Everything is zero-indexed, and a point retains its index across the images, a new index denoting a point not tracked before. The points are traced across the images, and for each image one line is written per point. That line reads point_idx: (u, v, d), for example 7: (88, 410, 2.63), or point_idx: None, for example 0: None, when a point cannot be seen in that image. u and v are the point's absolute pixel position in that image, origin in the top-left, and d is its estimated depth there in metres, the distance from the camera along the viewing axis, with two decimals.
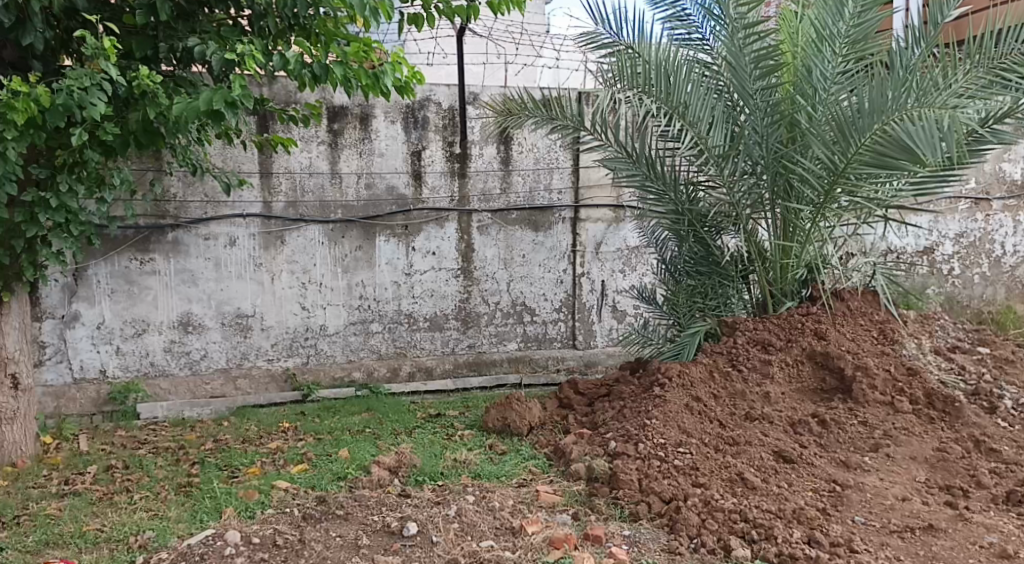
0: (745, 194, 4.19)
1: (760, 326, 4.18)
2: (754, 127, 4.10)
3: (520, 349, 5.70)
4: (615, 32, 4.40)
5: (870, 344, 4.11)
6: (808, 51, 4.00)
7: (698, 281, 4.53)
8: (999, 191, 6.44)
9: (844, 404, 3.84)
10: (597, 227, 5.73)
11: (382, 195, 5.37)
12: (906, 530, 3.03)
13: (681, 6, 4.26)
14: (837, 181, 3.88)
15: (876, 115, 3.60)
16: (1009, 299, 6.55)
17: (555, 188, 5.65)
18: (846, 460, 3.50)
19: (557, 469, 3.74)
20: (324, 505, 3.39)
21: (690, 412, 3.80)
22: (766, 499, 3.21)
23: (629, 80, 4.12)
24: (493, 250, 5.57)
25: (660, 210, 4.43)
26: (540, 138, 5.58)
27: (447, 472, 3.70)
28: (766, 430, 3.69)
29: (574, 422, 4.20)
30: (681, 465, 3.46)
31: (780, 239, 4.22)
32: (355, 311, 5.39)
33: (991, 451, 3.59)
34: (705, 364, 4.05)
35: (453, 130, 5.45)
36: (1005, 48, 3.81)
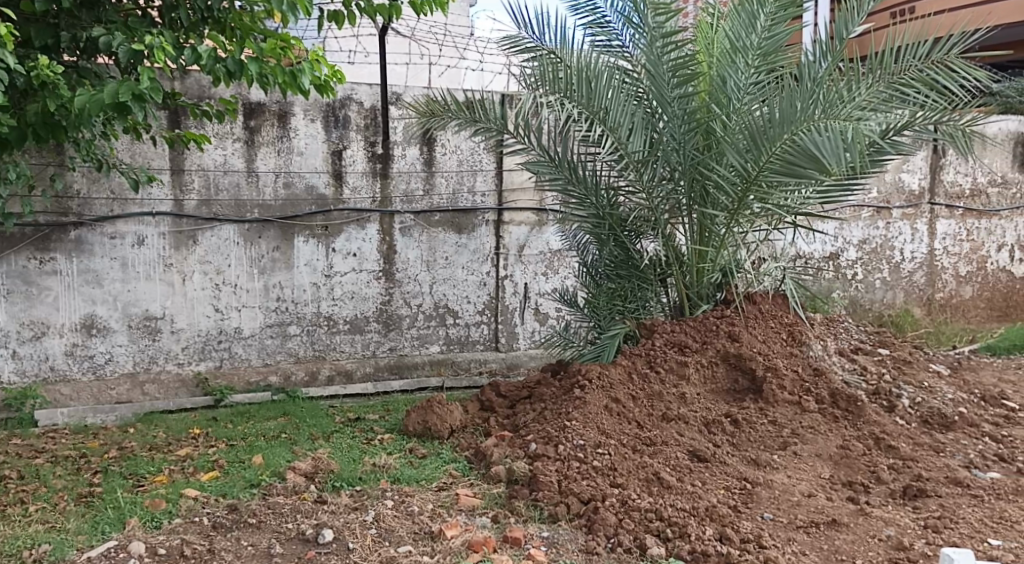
0: (662, 200, 4.29)
1: (677, 328, 4.26)
2: (672, 134, 4.19)
3: (442, 352, 5.68)
4: (538, 36, 4.44)
5: (779, 345, 4.26)
6: (722, 61, 4.13)
7: (618, 284, 4.59)
8: (898, 200, 6.75)
9: (755, 404, 3.97)
10: (520, 230, 5.76)
11: (301, 195, 5.27)
12: (811, 525, 3.13)
13: (601, 13, 4.35)
14: (750, 188, 3.99)
15: (786, 125, 3.72)
16: (907, 303, 6.90)
17: (477, 191, 5.65)
18: (757, 458, 3.61)
19: (477, 472, 3.74)
20: (235, 513, 3.30)
21: (609, 413, 3.86)
22: (681, 498, 3.28)
23: (552, 84, 4.17)
24: (415, 252, 5.53)
25: (581, 214, 4.52)
26: (463, 140, 5.57)
27: (365, 477, 3.64)
28: (682, 431, 3.78)
29: (495, 424, 4.20)
30: (599, 466, 3.50)
31: (695, 244, 4.32)
32: (271, 313, 5.28)
33: (889, 447, 3.76)
34: (624, 366, 4.11)
35: (375, 130, 5.39)
36: (903, 64, 4.00)
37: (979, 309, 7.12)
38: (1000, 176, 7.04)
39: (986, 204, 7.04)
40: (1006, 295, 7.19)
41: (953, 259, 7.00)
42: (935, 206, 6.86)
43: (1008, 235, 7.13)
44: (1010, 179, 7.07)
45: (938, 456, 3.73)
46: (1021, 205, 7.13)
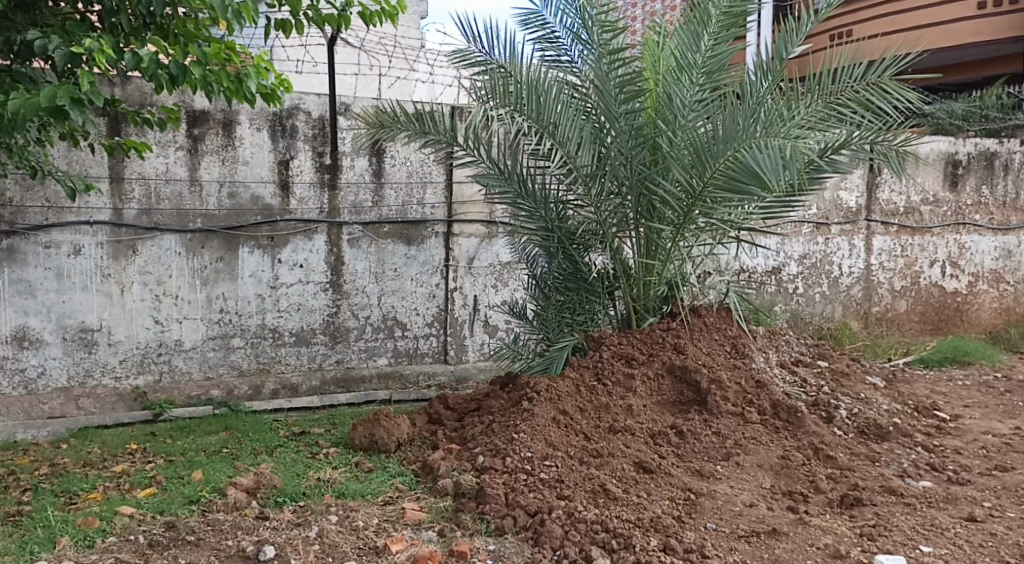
0: (611, 213, 4.33)
1: (624, 340, 4.31)
2: (620, 149, 4.23)
3: (390, 365, 5.63)
4: (487, 50, 4.47)
5: (723, 358, 4.35)
6: (668, 79, 4.21)
7: (567, 297, 4.61)
8: (837, 217, 6.95)
9: (700, 415, 4.02)
10: (470, 242, 5.77)
11: (246, 205, 5.20)
12: (753, 534, 3.18)
13: (551, 28, 4.39)
14: (695, 203, 4.06)
15: (729, 143, 3.80)
16: (846, 316, 7.09)
17: (427, 203, 5.64)
18: (701, 469, 3.66)
19: (424, 485, 3.72)
20: (173, 531, 3.22)
21: (556, 425, 3.88)
22: (626, 509, 3.30)
23: (501, 98, 4.21)
24: (364, 263, 5.49)
25: (531, 227, 4.55)
26: (413, 152, 5.56)
27: (309, 492, 3.60)
28: (629, 442, 3.81)
29: (442, 436, 4.18)
30: (546, 478, 3.51)
31: (643, 257, 4.38)
32: (214, 325, 5.18)
33: (827, 457, 3.86)
34: (572, 379, 4.14)
35: (323, 140, 5.35)
36: (841, 84, 4.17)
37: (913, 323, 7.35)
38: (932, 195, 7.30)
39: (920, 221, 7.28)
40: (938, 310, 7.44)
41: (889, 274, 7.22)
42: (872, 222, 7.07)
43: (940, 252, 7.38)
44: (942, 198, 7.34)
45: (873, 466, 3.84)
46: (952, 222, 7.39)
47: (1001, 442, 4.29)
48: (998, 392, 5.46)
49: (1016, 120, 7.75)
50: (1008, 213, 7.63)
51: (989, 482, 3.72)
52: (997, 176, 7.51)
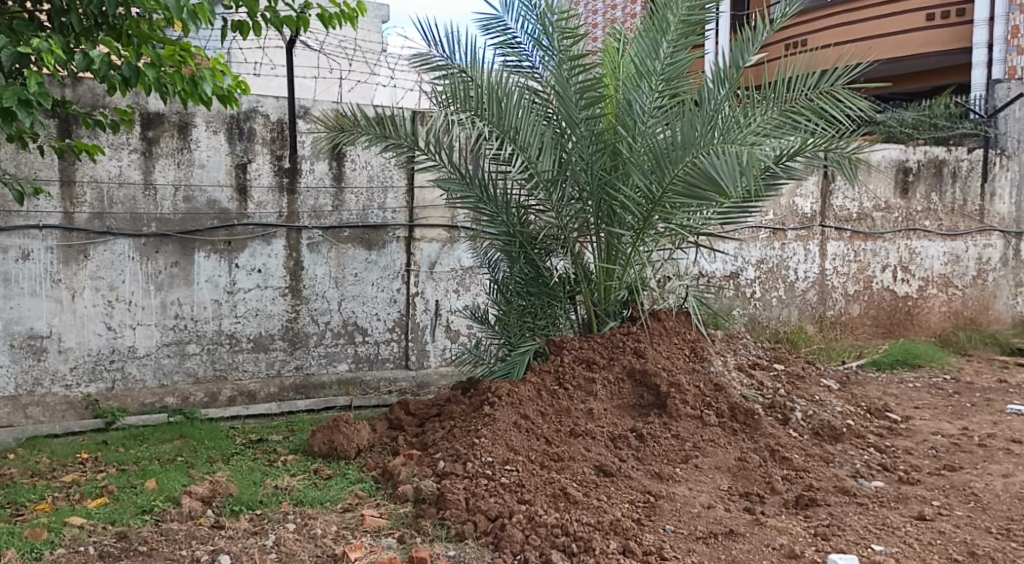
0: (572, 218, 4.35)
1: (585, 345, 4.33)
2: (580, 154, 4.26)
3: (351, 371, 5.58)
4: (448, 55, 4.47)
5: (682, 361, 4.39)
6: (628, 85, 4.25)
7: (528, 302, 4.63)
8: (792, 223, 7.06)
9: (659, 419, 4.06)
10: (431, 247, 5.75)
11: (202, 209, 5.12)
12: (710, 535, 3.19)
13: (511, 34, 4.45)
14: (654, 209, 4.09)
15: (687, 150, 3.85)
16: (801, 320, 7.21)
17: (388, 207, 5.62)
18: (660, 472, 3.68)
19: (384, 492, 3.69)
20: (124, 542, 3.15)
21: (518, 430, 3.88)
22: (586, 512, 3.30)
23: (462, 102, 4.22)
24: (323, 268, 5.44)
25: (492, 231, 4.55)
26: (373, 156, 5.53)
27: (266, 500, 3.55)
28: (589, 446, 3.82)
29: (403, 442, 4.16)
30: (507, 483, 3.51)
31: (603, 262, 4.39)
32: (168, 331, 5.09)
33: (783, 459, 3.92)
34: (533, 383, 4.14)
35: (282, 144, 5.30)
36: (795, 93, 4.23)
37: (866, 326, 7.50)
38: (884, 201, 7.47)
39: (872, 227, 7.44)
40: (890, 313, 7.61)
41: (843, 279, 7.36)
42: (826, 228, 7.21)
43: (892, 257, 7.56)
44: (893, 205, 7.52)
45: (827, 467, 3.91)
46: (903, 228, 7.58)
47: (949, 442, 4.40)
48: (947, 394, 5.60)
49: (963, 129, 7.99)
50: (956, 220, 7.87)
51: (938, 482, 3.82)
52: (945, 183, 7.76)
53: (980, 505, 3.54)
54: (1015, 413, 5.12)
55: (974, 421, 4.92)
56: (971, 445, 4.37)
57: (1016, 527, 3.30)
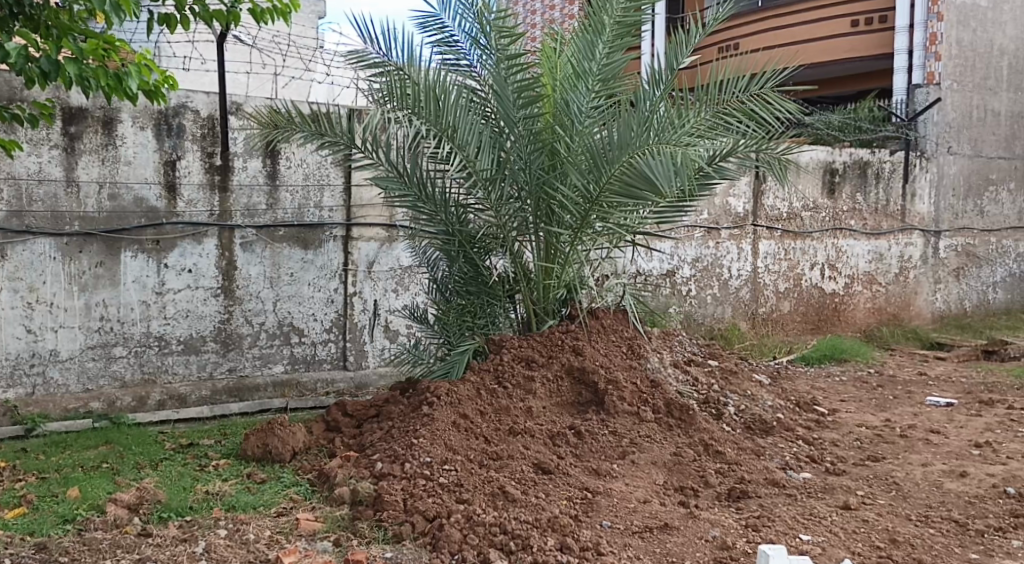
0: (510, 217, 4.35)
1: (524, 343, 4.34)
2: (519, 153, 4.27)
3: (287, 373, 5.47)
4: (384, 52, 4.42)
5: (620, 358, 4.44)
6: (565, 86, 4.27)
7: (467, 302, 4.61)
8: (726, 222, 7.21)
9: (597, 415, 4.10)
10: (370, 246, 5.70)
11: (129, 207, 4.96)
12: (646, 530, 3.23)
13: (449, 32, 4.44)
14: (592, 208, 4.13)
15: (624, 149, 3.89)
16: (735, 317, 7.37)
17: (325, 206, 5.55)
18: (597, 468, 3.71)
19: (320, 494, 3.63)
20: (44, 553, 3.03)
21: (456, 429, 3.86)
22: (524, 511, 3.29)
23: (399, 101, 4.18)
24: (258, 267, 5.33)
25: (431, 230, 4.51)
26: (309, 154, 5.45)
27: (196, 506, 3.46)
28: (528, 444, 3.83)
29: (340, 444, 4.10)
30: (445, 483, 3.49)
31: (542, 261, 4.40)
32: (93, 334, 4.92)
33: (716, 453, 4.00)
34: (472, 382, 4.14)
35: (213, 140, 5.18)
36: (728, 95, 4.34)
37: (796, 323, 7.71)
38: (812, 201, 7.69)
39: (801, 226, 7.65)
40: (818, 310, 7.83)
41: (774, 277, 7.55)
42: (758, 227, 7.38)
43: (820, 255, 7.78)
44: (821, 205, 7.75)
45: (758, 459, 4.01)
46: (830, 227, 7.82)
47: (873, 434, 4.55)
48: (871, 387, 5.80)
49: (886, 132, 8.36)
50: (879, 219, 8.16)
51: (862, 472, 3.95)
52: (870, 183, 8.03)
53: (902, 493, 3.67)
54: (933, 404, 5.33)
55: (896, 413, 5.10)
56: (894, 436, 4.53)
57: (935, 514, 3.44)
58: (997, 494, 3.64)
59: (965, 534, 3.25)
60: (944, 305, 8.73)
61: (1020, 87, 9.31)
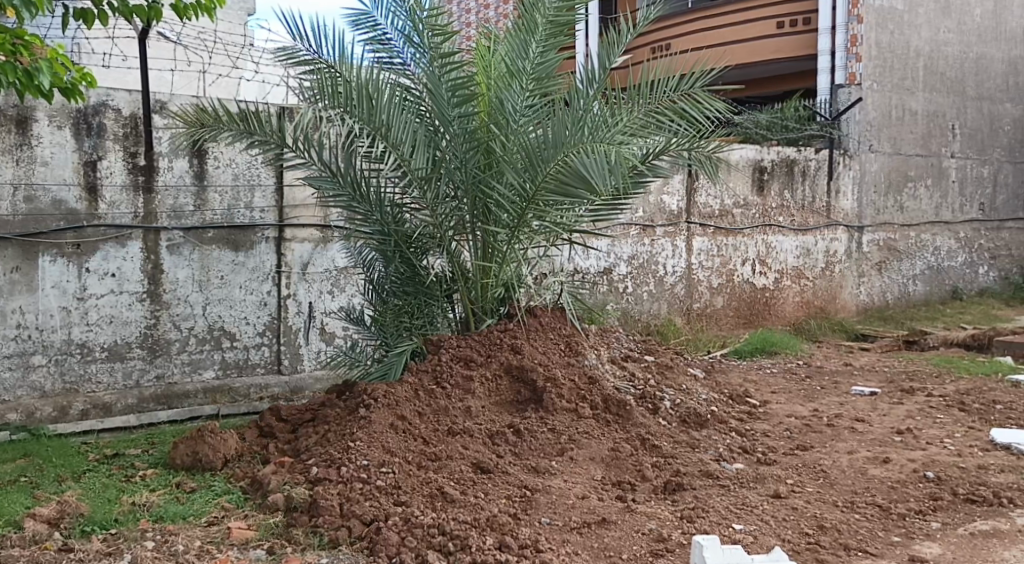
0: (447, 216, 4.31)
1: (463, 343, 4.32)
2: (454, 152, 4.24)
3: (218, 379, 5.32)
4: (315, 49, 4.35)
5: (558, 356, 4.46)
6: (499, 84, 4.27)
7: (405, 301, 4.58)
8: (661, 220, 7.30)
9: (536, 413, 4.10)
10: (304, 247, 5.60)
11: (46, 209, 4.77)
12: (584, 525, 3.24)
13: (381, 30, 4.38)
14: (529, 206, 4.13)
15: (559, 147, 3.91)
16: (671, 313, 7.47)
17: (256, 206, 5.43)
18: (537, 466, 3.71)
19: (253, 502, 3.55)
20: None
21: (394, 431, 3.82)
22: (463, 511, 3.27)
23: (331, 98, 4.08)
24: (186, 270, 5.18)
25: (367, 230, 4.44)
26: (238, 153, 5.33)
27: (121, 518, 3.35)
28: (467, 444, 3.81)
29: (275, 450, 4.01)
30: (383, 485, 3.45)
31: (480, 260, 4.38)
32: (10, 342, 4.71)
33: (653, 447, 4.05)
34: (410, 383, 4.10)
35: (136, 140, 5.02)
36: (660, 94, 4.39)
37: (729, 318, 7.87)
38: (742, 198, 7.86)
39: (733, 223, 7.80)
40: (750, 304, 8.00)
41: (708, 273, 7.69)
42: (691, 224, 7.51)
43: (751, 251, 7.96)
44: (751, 202, 7.92)
45: (693, 452, 4.07)
46: (760, 224, 8.00)
47: (802, 424, 4.67)
48: (800, 378, 5.95)
49: (811, 130, 8.59)
50: (806, 215, 8.39)
51: (792, 461, 4.04)
52: (797, 181, 8.25)
53: (829, 481, 3.77)
54: (858, 393, 5.50)
55: (824, 403, 5.25)
56: (821, 425, 4.66)
57: (860, 500, 3.55)
58: (918, 479, 3.78)
59: (889, 518, 3.37)
60: (868, 298, 9.03)
61: (935, 87, 9.70)
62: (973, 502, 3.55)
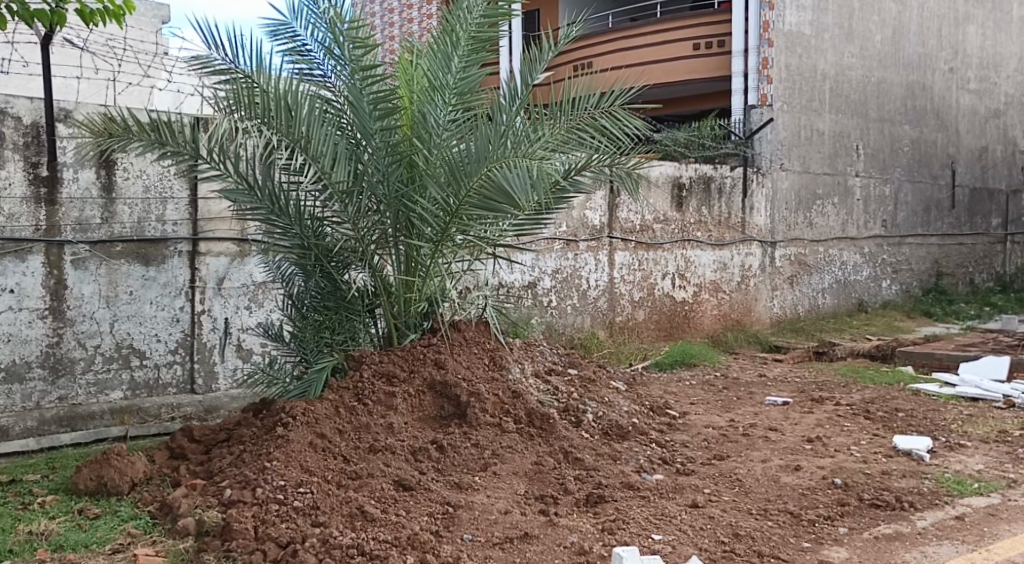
0: (369, 230, 4.24)
1: (385, 358, 4.25)
2: (376, 165, 4.17)
3: (126, 399, 5.10)
4: (231, 59, 4.23)
5: (482, 370, 4.43)
6: (422, 98, 4.23)
7: (325, 316, 4.48)
8: (584, 234, 7.37)
9: (460, 428, 4.06)
10: (219, 261, 5.44)
11: None
12: (506, 541, 3.21)
13: (301, 41, 4.32)
14: (452, 220, 4.11)
15: (482, 161, 3.91)
16: (594, 326, 7.55)
17: (168, 219, 5.25)
18: (460, 481, 3.68)
19: (162, 527, 3.39)
20: None
21: (313, 450, 3.73)
22: (383, 530, 3.21)
23: (248, 109, 3.97)
24: (91, 286, 4.96)
25: (286, 245, 4.33)
26: (149, 164, 5.15)
27: (16, 549, 3.16)
28: (388, 461, 3.74)
29: (186, 473, 3.85)
30: (300, 506, 3.35)
31: (403, 274, 4.32)
32: None
33: (576, 460, 4.07)
34: (330, 400, 4.01)
35: (38, 149, 4.78)
36: (581, 111, 4.46)
37: (650, 330, 8.00)
38: (662, 214, 8.01)
39: (653, 238, 7.95)
40: (670, 317, 8.16)
41: (629, 286, 7.80)
42: (613, 239, 7.61)
43: (671, 265, 8.12)
44: (670, 217, 8.09)
45: (615, 464, 4.10)
46: (679, 238, 8.17)
47: (718, 434, 4.77)
48: (717, 389, 6.09)
49: (726, 148, 8.84)
50: (723, 231, 8.62)
51: (709, 471, 4.12)
52: (713, 198, 8.47)
53: (744, 489, 3.85)
54: (772, 403, 5.66)
55: (740, 413, 5.38)
56: (737, 435, 4.77)
57: (773, 507, 3.63)
58: (827, 485, 3.89)
59: (800, 524, 3.45)
60: (781, 310, 9.32)
61: (841, 109, 10.14)
62: (878, 507, 3.68)
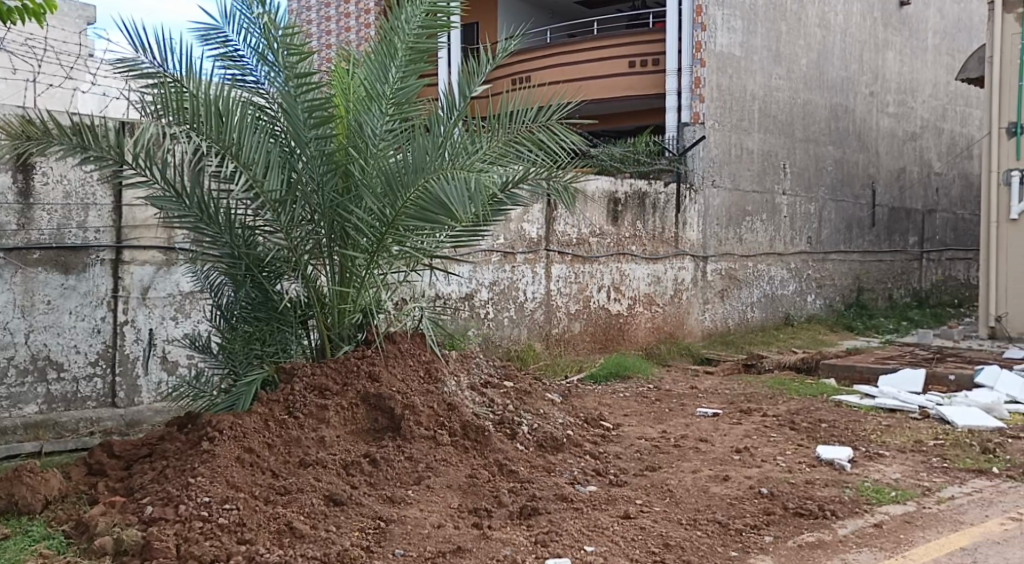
0: (303, 240, 4.15)
1: (317, 371, 4.16)
2: (310, 174, 4.08)
3: (41, 414, 4.86)
4: (160, 63, 4.11)
5: (416, 383, 4.37)
6: (358, 107, 4.18)
7: (256, 328, 4.37)
8: (521, 247, 7.39)
9: (393, 441, 4.00)
10: (144, 270, 5.27)
11: None
12: (438, 555, 3.15)
13: (233, 47, 4.24)
14: (388, 232, 4.06)
15: (418, 173, 3.88)
16: (530, 338, 7.55)
17: (90, 226, 5.06)
18: (392, 496, 3.62)
19: (76, 547, 3.24)
20: None
21: (240, 465, 3.62)
22: (312, 546, 3.13)
23: (176, 114, 3.83)
24: (5, 295, 4.73)
25: (215, 253, 4.20)
26: (70, 169, 4.96)
27: None
28: (319, 475, 3.65)
29: (104, 490, 3.69)
30: (225, 523, 3.24)
31: (337, 285, 4.23)
32: None
33: (510, 472, 4.04)
34: (259, 414, 3.90)
35: None
36: (519, 124, 4.45)
37: (585, 342, 8.04)
38: (598, 227, 8.09)
39: (589, 251, 8.02)
40: (605, 329, 8.23)
41: (566, 299, 7.84)
42: (550, 252, 7.65)
43: (606, 278, 8.20)
44: (606, 231, 8.17)
45: (549, 476, 4.09)
46: (615, 252, 8.27)
47: (651, 445, 4.81)
48: (651, 401, 6.15)
49: (660, 164, 8.99)
50: (657, 245, 8.75)
51: (641, 482, 4.15)
52: (647, 213, 8.59)
53: (674, 500, 3.89)
54: (703, 415, 5.74)
55: (672, 424, 5.45)
56: (669, 446, 4.83)
57: (702, 517, 3.67)
58: (754, 495, 3.96)
59: (727, 534, 3.50)
60: (713, 323, 9.50)
61: (769, 129, 10.43)
62: (802, 516, 3.75)
